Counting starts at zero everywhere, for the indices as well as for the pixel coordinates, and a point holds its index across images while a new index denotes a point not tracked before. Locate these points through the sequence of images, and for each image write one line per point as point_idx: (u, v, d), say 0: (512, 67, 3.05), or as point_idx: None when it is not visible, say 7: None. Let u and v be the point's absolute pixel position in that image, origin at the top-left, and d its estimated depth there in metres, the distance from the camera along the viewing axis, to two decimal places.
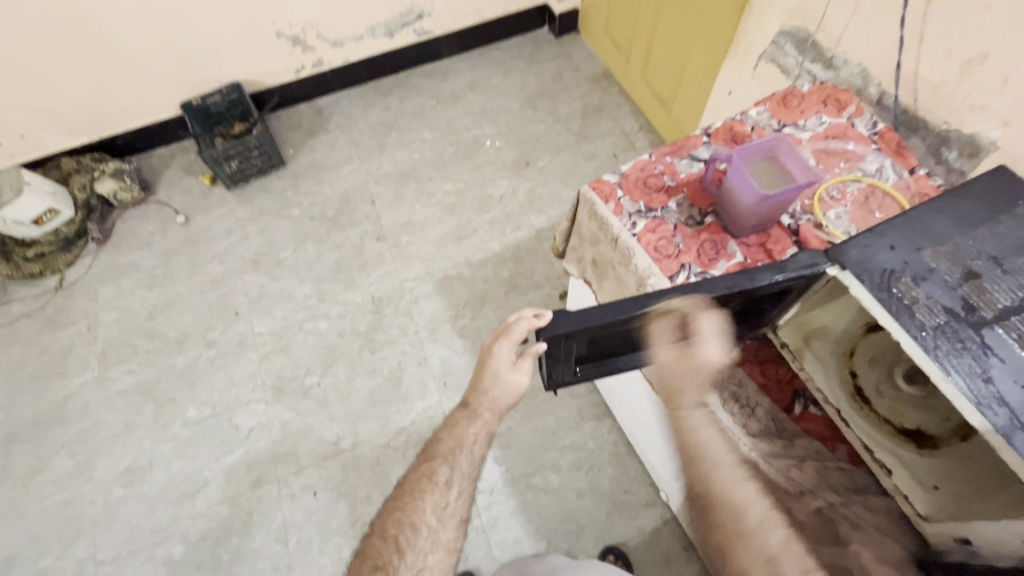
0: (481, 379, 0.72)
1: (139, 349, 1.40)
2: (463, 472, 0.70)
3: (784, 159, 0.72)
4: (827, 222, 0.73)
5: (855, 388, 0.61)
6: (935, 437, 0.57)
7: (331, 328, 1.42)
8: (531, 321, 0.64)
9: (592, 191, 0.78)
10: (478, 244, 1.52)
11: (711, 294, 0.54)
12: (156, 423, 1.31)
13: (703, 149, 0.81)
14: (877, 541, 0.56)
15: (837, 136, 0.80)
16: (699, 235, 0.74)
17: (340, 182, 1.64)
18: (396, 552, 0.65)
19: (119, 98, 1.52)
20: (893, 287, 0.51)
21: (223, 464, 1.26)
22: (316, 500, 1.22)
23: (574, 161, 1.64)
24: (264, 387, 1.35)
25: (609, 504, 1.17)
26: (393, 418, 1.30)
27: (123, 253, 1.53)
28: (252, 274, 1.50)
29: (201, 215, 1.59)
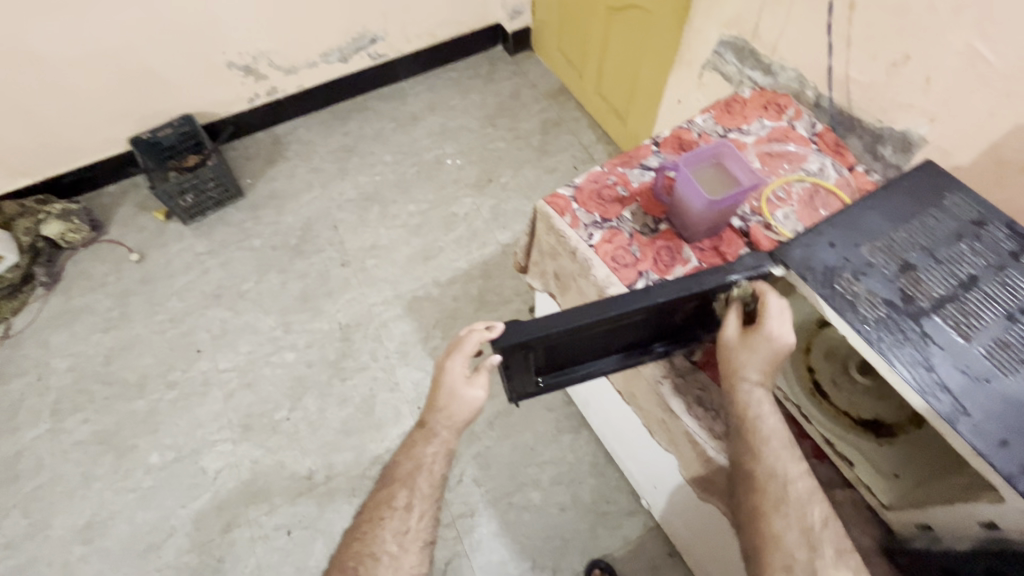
0: (436, 398, 0.68)
1: (96, 396, 1.34)
2: (423, 495, 0.68)
3: (730, 164, 0.74)
4: (776, 222, 0.74)
5: (813, 383, 0.62)
6: (892, 426, 0.58)
7: (299, 359, 1.38)
8: (483, 333, 0.62)
9: (548, 205, 0.79)
10: (445, 264, 1.51)
11: (661, 298, 0.56)
12: (116, 472, 1.25)
13: (653, 158, 0.83)
14: (845, 534, 0.57)
15: (779, 139, 0.83)
16: (655, 242, 0.75)
17: (301, 209, 1.61)
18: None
19: (69, 138, 1.48)
20: (835, 284, 0.52)
21: (191, 510, 1.21)
22: (291, 539, 1.18)
23: (536, 175, 1.66)
24: (231, 426, 1.30)
25: (592, 517, 1.16)
26: (368, 446, 1.27)
27: (75, 297, 1.47)
28: (214, 309, 1.46)
29: (158, 251, 1.54)
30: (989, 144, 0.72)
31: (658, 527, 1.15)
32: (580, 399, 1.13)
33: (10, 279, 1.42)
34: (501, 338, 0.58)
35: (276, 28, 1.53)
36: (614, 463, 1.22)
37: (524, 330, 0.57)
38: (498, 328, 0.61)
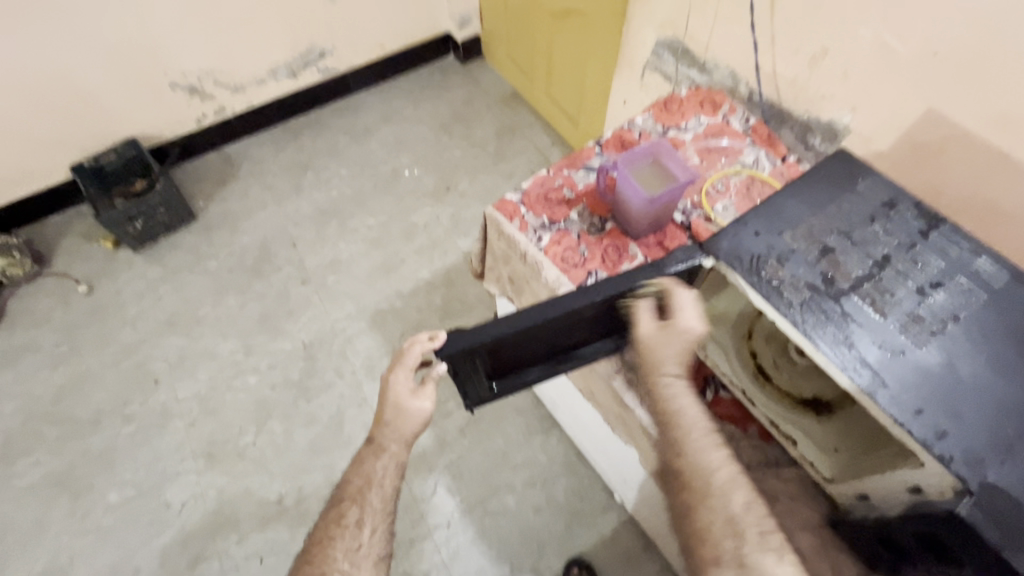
0: (383, 412, 0.69)
1: (47, 436, 1.28)
2: (374, 509, 0.68)
3: (667, 162, 0.76)
4: (715, 215, 0.77)
5: (756, 366, 0.64)
6: (830, 403, 0.61)
7: (262, 381, 1.35)
8: (424, 343, 0.65)
9: (496, 211, 0.80)
10: (407, 275, 1.51)
11: (600, 296, 0.59)
12: (73, 514, 1.20)
13: (596, 158, 0.85)
14: (793, 509, 0.61)
15: (715, 134, 0.86)
16: (602, 241, 0.77)
17: (257, 228, 1.58)
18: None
19: (3, 168, 1.42)
20: (761, 271, 0.55)
21: (155, 547, 1.16)
22: (262, 567, 1.15)
23: (494, 181, 1.67)
24: (194, 455, 1.26)
25: (567, 516, 1.17)
26: (338, 464, 1.25)
27: (19, 334, 1.41)
28: (170, 337, 1.41)
29: (107, 281, 1.49)
30: (904, 131, 0.77)
31: (632, 520, 1.17)
32: (547, 400, 1.14)
33: None
34: (444, 348, 0.59)
35: (219, 46, 1.49)
36: (586, 461, 1.23)
37: (467, 337, 0.59)
38: (439, 338, 0.64)
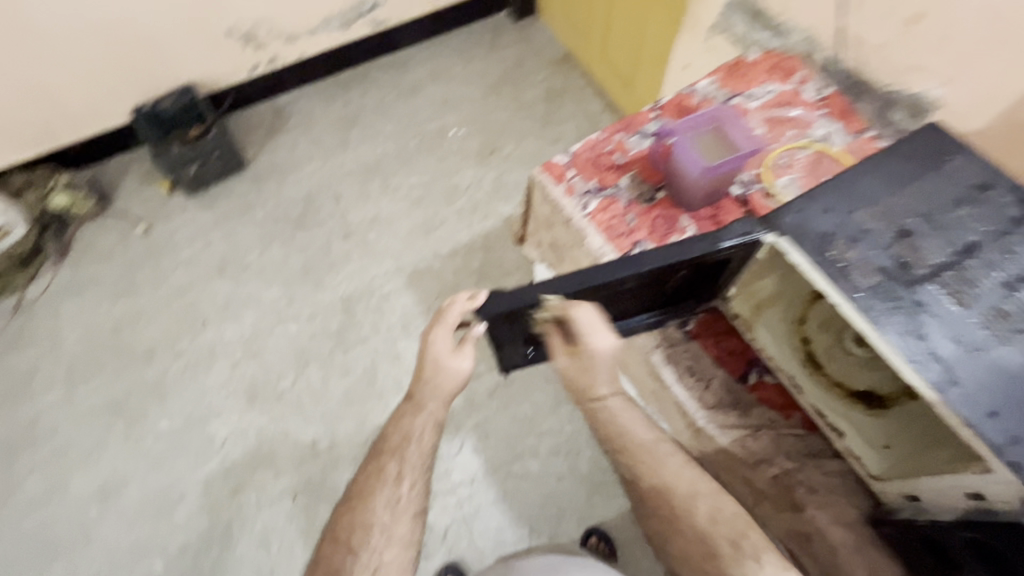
0: (424, 369, 0.71)
1: (106, 365, 1.37)
2: (413, 463, 0.67)
3: (728, 131, 0.72)
4: (777, 190, 0.72)
5: (807, 354, 0.61)
6: (885, 398, 0.58)
7: (302, 330, 1.39)
8: (464, 303, 0.67)
9: (543, 174, 0.78)
10: (446, 236, 1.50)
11: (649, 265, 0.56)
12: (128, 438, 1.29)
13: (652, 124, 0.80)
14: (833, 503, 0.58)
15: (784, 103, 0.80)
16: (651, 211, 0.74)
17: (303, 181, 1.61)
18: (350, 554, 0.62)
19: (68, 109, 1.43)
20: (828, 251, 0.51)
21: (199, 475, 1.24)
22: (295, 504, 1.21)
23: (539, 146, 1.63)
24: (237, 394, 1.33)
25: (589, 486, 1.18)
26: (370, 416, 1.29)
27: (83, 269, 1.49)
28: (219, 281, 1.47)
29: (162, 223, 1.55)
30: (1004, 106, 0.70)
31: None
32: None
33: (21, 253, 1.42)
34: (486, 307, 0.59)
35: None
36: None
37: (507, 299, 0.59)
38: (479, 297, 0.64)
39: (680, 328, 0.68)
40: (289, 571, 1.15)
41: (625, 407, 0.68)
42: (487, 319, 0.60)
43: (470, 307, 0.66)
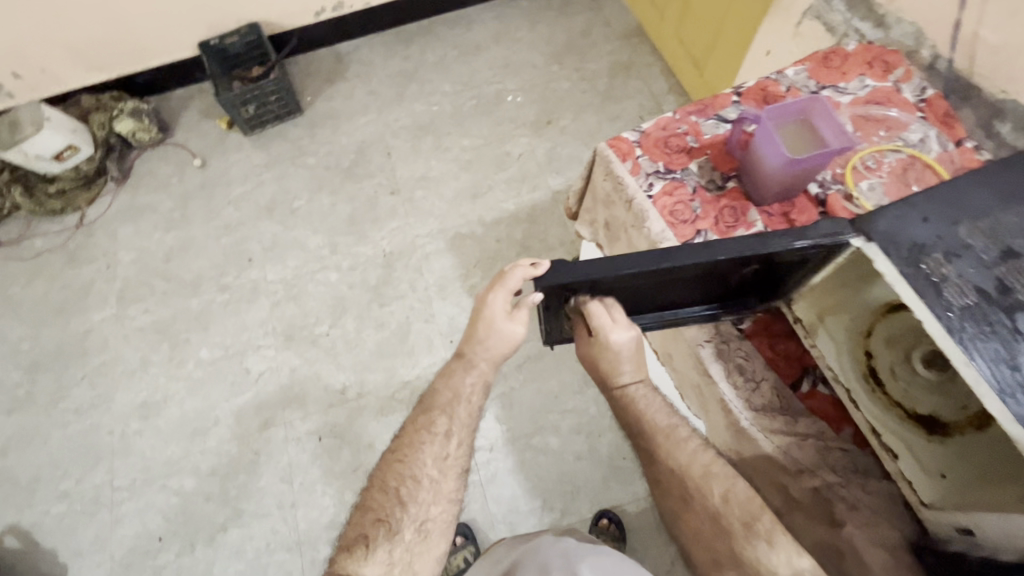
0: (476, 330, 0.70)
1: (156, 290, 1.43)
2: (462, 422, 0.68)
3: (818, 123, 0.67)
4: (858, 194, 0.68)
5: (869, 369, 0.58)
6: (948, 425, 0.55)
7: (342, 280, 1.42)
8: (527, 270, 0.64)
9: (609, 149, 0.75)
10: (492, 204, 1.49)
11: (722, 255, 0.53)
12: (171, 361, 1.35)
13: (731, 109, 0.76)
14: (873, 523, 0.55)
15: (879, 101, 0.74)
16: (719, 200, 0.71)
17: (357, 132, 1.61)
18: (399, 504, 0.62)
19: (141, 36, 1.46)
20: (921, 263, 0.47)
21: (233, 405, 1.30)
22: (320, 445, 1.25)
23: (597, 121, 1.57)
24: (274, 333, 1.37)
25: (606, 469, 1.18)
26: (399, 370, 1.31)
27: (141, 194, 1.54)
28: (267, 222, 1.50)
29: (218, 159, 1.58)
30: None
31: None
32: None
33: (87, 172, 1.49)
34: (543, 277, 0.57)
35: None
36: None
37: (573, 270, 0.56)
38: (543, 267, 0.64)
39: (736, 325, 0.65)
40: (308, 507, 1.19)
41: (648, 397, 0.69)
42: (545, 291, 0.59)
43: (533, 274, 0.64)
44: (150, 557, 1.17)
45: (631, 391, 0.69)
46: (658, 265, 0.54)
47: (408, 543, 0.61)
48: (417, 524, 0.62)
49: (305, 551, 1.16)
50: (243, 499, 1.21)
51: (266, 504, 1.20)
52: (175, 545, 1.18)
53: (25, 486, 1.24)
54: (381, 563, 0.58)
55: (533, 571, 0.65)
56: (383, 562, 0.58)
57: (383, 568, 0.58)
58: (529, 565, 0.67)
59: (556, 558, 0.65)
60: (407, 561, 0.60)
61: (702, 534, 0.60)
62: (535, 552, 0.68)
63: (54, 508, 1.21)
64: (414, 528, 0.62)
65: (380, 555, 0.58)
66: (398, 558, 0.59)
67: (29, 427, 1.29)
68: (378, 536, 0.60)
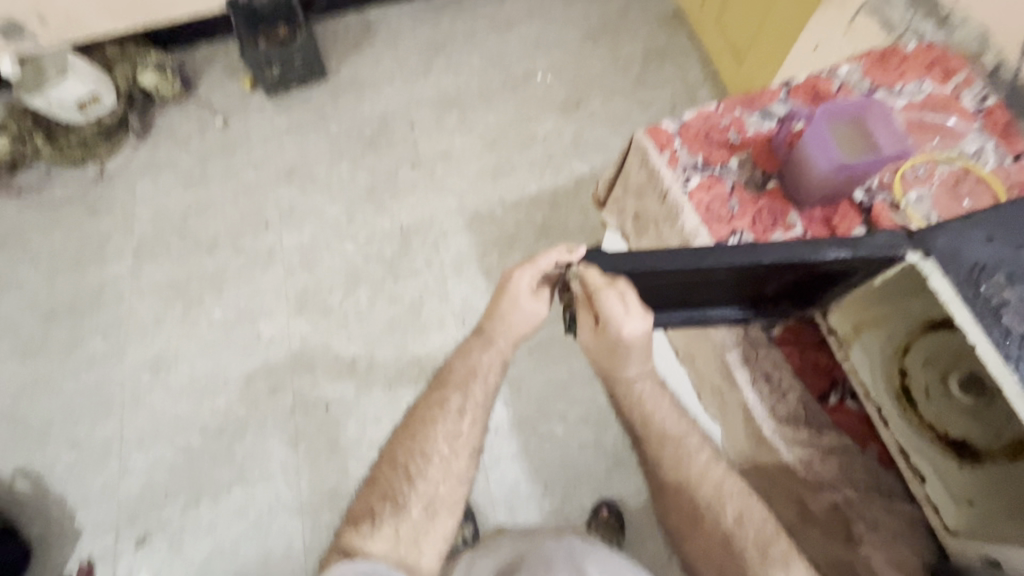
0: (497, 306, 0.68)
1: (172, 248, 1.43)
2: (476, 402, 0.67)
3: (873, 127, 0.65)
4: (906, 204, 0.65)
5: (902, 387, 0.57)
6: (980, 450, 0.53)
7: (357, 251, 1.41)
8: (562, 254, 0.63)
9: (647, 138, 0.72)
10: (514, 185, 1.46)
11: (769, 257, 0.51)
12: (183, 320, 1.35)
13: (779, 105, 0.73)
14: (891, 544, 0.54)
15: (936, 107, 0.70)
16: (758, 200, 0.68)
17: (381, 101, 1.57)
18: (407, 480, 0.62)
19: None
20: (981, 285, 0.45)
21: (243, 368, 1.30)
22: (327, 414, 1.25)
23: (627, 107, 1.53)
24: (287, 300, 1.36)
25: (610, 461, 1.17)
26: (409, 346, 1.31)
27: (162, 150, 1.53)
28: (286, 187, 1.49)
29: (240, 119, 1.56)
30: None
31: None
32: None
33: (109, 125, 1.48)
34: None
35: None
36: None
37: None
38: (579, 253, 0.62)
39: (765, 329, 0.64)
40: (313, 474, 1.20)
41: (655, 394, 0.67)
42: None
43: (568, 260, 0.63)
44: (155, 510, 1.19)
45: (639, 387, 0.67)
46: (699, 262, 0.52)
47: (415, 521, 0.60)
48: (424, 502, 0.61)
49: (306, 516, 1.17)
50: (249, 461, 1.22)
51: (271, 468, 1.21)
52: (180, 500, 1.19)
53: (36, 432, 1.26)
54: (387, 539, 0.59)
55: (536, 563, 0.64)
56: (389, 539, 0.59)
57: (388, 545, 0.59)
58: (532, 557, 0.66)
59: (564, 552, 0.65)
60: (414, 538, 0.60)
61: (708, 538, 0.59)
62: (540, 547, 0.68)
63: (64, 456, 1.23)
64: (422, 506, 0.61)
65: (386, 531, 0.59)
66: (404, 536, 0.60)
67: (43, 374, 1.31)
68: (383, 512, 0.61)
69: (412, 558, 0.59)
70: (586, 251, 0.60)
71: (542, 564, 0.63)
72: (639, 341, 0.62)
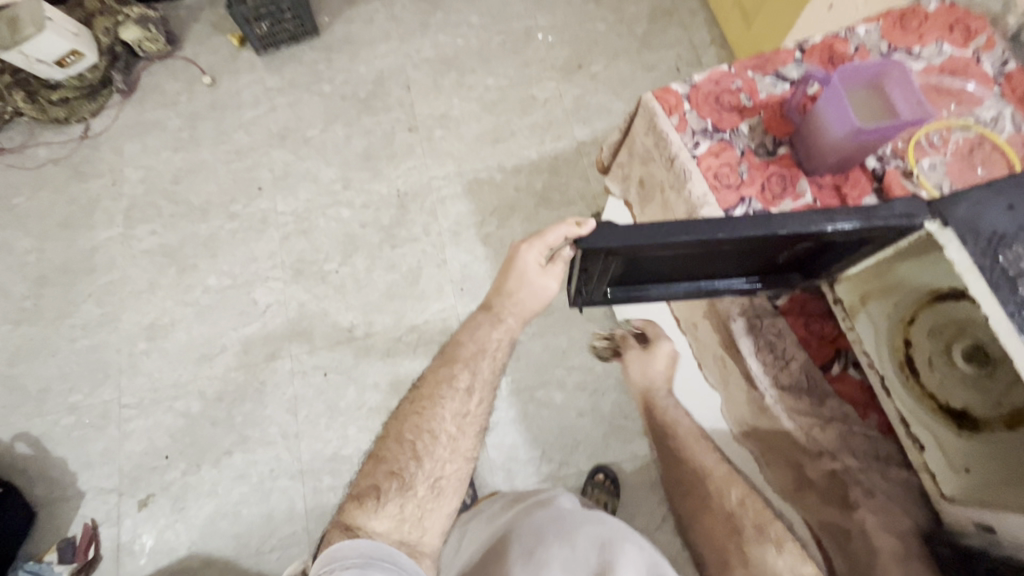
0: (506, 283, 0.71)
1: (164, 212, 1.40)
2: (484, 379, 0.67)
3: (889, 90, 0.63)
4: (919, 172, 0.63)
5: (905, 358, 0.57)
6: (980, 420, 0.53)
7: (354, 218, 1.38)
8: (572, 228, 0.62)
9: (656, 100, 0.70)
10: (514, 149, 1.43)
11: (782, 228, 0.50)
12: (178, 285, 1.34)
13: (793, 67, 0.70)
14: (887, 509, 0.55)
15: (956, 72, 0.68)
16: (768, 167, 0.66)
17: (376, 61, 1.52)
18: (414, 458, 0.61)
19: None
20: (999, 254, 0.44)
21: (241, 334, 1.29)
22: (326, 380, 1.25)
23: (631, 70, 1.48)
24: (283, 267, 1.34)
25: (607, 428, 1.19)
26: (407, 314, 1.30)
27: (149, 110, 1.48)
28: (279, 149, 1.44)
29: (229, 78, 1.51)
30: None
31: None
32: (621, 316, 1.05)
33: (91, 81, 1.42)
34: (586, 240, 0.53)
35: None
36: None
37: (621, 235, 0.52)
38: (588, 226, 0.59)
39: (770, 301, 0.64)
40: (313, 439, 1.21)
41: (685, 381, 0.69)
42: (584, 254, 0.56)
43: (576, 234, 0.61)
44: (157, 473, 1.20)
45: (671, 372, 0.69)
46: (711, 234, 0.50)
47: (421, 499, 0.60)
48: (431, 481, 0.61)
49: (307, 480, 1.19)
50: (249, 426, 1.23)
51: (271, 433, 1.22)
52: (182, 463, 1.21)
53: (34, 396, 1.25)
54: (391, 517, 0.57)
55: (527, 537, 0.63)
56: (393, 517, 0.57)
57: (393, 523, 0.57)
58: (523, 525, 0.65)
59: (555, 526, 0.63)
60: (417, 516, 0.59)
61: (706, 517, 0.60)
62: (529, 514, 0.66)
63: (64, 420, 1.24)
64: (428, 484, 0.61)
65: (391, 509, 0.57)
66: (409, 513, 0.59)
67: (37, 339, 1.30)
68: (390, 489, 0.59)
69: (416, 536, 0.58)
70: (591, 227, 0.56)
71: (534, 537, 0.62)
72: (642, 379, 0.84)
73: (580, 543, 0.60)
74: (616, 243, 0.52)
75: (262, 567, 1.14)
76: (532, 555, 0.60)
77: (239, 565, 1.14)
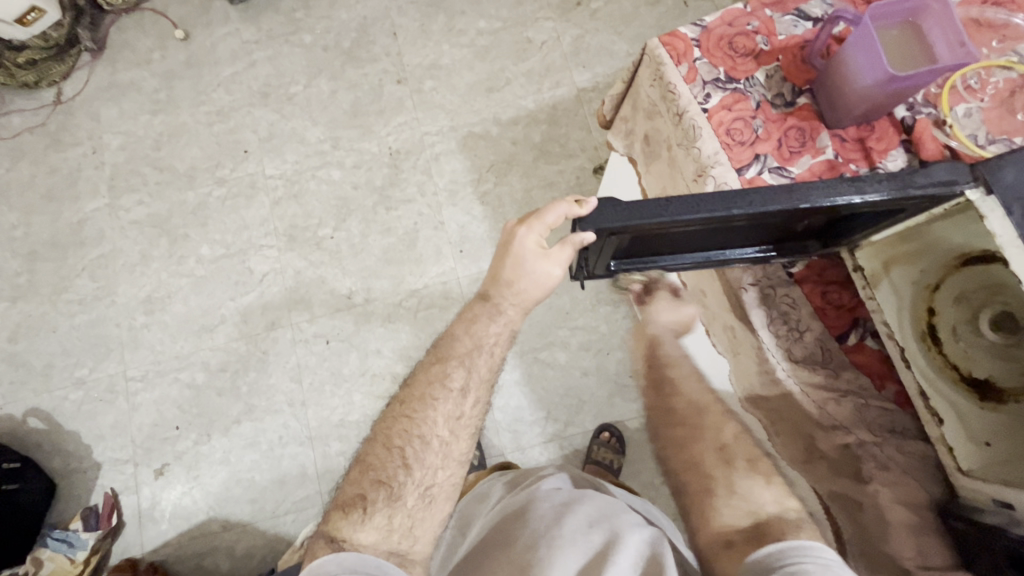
0: (503, 271, 0.64)
1: (149, 180, 1.34)
2: (480, 377, 0.64)
3: (925, 29, 0.56)
4: (952, 120, 0.57)
5: (928, 327, 0.54)
6: (1004, 391, 0.51)
7: (345, 179, 1.32)
8: (572, 208, 0.54)
9: (662, 47, 0.63)
10: (510, 99, 1.34)
11: (805, 203, 0.45)
12: (171, 257, 1.30)
13: (817, 3, 0.63)
14: (900, 482, 0.53)
15: (1000, 2, 0.60)
16: (786, 120, 0.60)
17: (357, 6, 1.41)
18: (403, 466, 0.60)
19: None
20: None
21: (239, 304, 1.27)
22: (328, 347, 1.24)
23: (633, 6, 1.37)
24: (276, 234, 1.30)
25: (612, 387, 1.18)
26: (406, 279, 1.27)
27: (121, 70, 1.39)
28: (262, 109, 1.37)
29: (202, 31, 1.41)
30: None
31: None
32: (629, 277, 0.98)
33: (56, 40, 1.32)
34: (587, 218, 0.49)
35: None
36: None
37: (625, 213, 0.48)
38: (590, 204, 0.52)
39: (786, 269, 0.61)
40: (319, 406, 1.22)
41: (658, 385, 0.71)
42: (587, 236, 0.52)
43: (578, 214, 0.54)
44: (169, 443, 1.22)
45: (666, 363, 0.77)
46: (724, 210, 0.46)
47: (410, 509, 0.59)
48: (421, 490, 0.60)
49: (317, 445, 1.20)
50: (255, 395, 1.23)
51: (277, 401, 1.22)
52: (192, 434, 1.22)
53: (40, 372, 1.26)
54: (378, 528, 0.57)
55: (517, 520, 0.64)
56: (381, 528, 0.57)
57: (381, 534, 0.56)
58: (514, 506, 0.66)
59: (544, 502, 0.64)
60: (407, 526, 0.58)
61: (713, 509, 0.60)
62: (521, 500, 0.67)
63: (72, 395, 1.24)
64: (418, 493, 0.60)
65: (378, 520, 0.57)
66: (398, 524, 0.58)
67: (36, 316, 1.28)
68: (377, 499, 0.58)
69: (406, 546, 0.58)
70: (593, 205, 0.51)
71: (526, 516, 0.63)
72: (660, 329, 0.80)
73: (566, 517, 0.60)
74: (625, 222, 0.48)
75: (279, 529, 1.16)
76: (521, 545, 0.60)
77: (257, 528, 1.16)
